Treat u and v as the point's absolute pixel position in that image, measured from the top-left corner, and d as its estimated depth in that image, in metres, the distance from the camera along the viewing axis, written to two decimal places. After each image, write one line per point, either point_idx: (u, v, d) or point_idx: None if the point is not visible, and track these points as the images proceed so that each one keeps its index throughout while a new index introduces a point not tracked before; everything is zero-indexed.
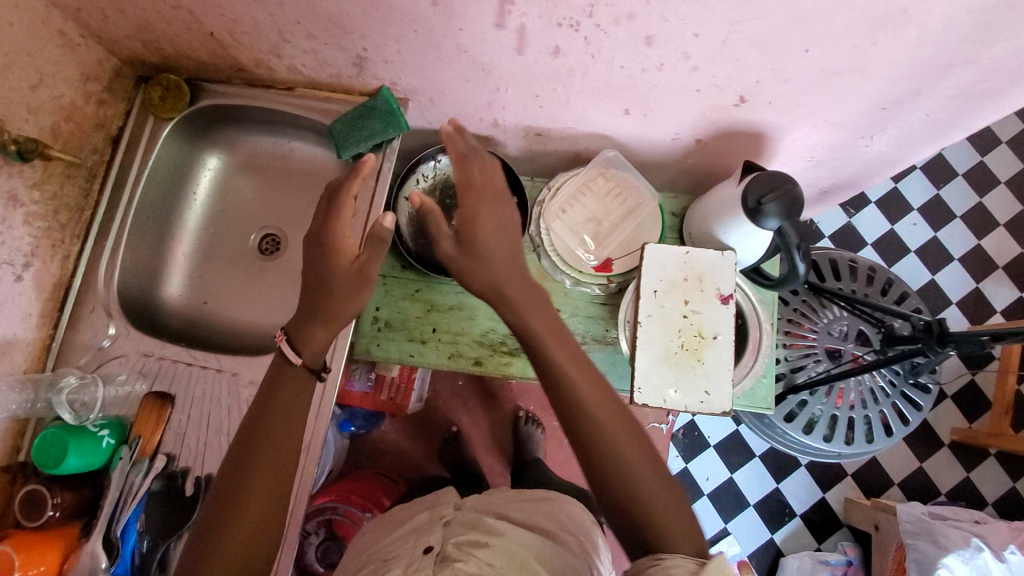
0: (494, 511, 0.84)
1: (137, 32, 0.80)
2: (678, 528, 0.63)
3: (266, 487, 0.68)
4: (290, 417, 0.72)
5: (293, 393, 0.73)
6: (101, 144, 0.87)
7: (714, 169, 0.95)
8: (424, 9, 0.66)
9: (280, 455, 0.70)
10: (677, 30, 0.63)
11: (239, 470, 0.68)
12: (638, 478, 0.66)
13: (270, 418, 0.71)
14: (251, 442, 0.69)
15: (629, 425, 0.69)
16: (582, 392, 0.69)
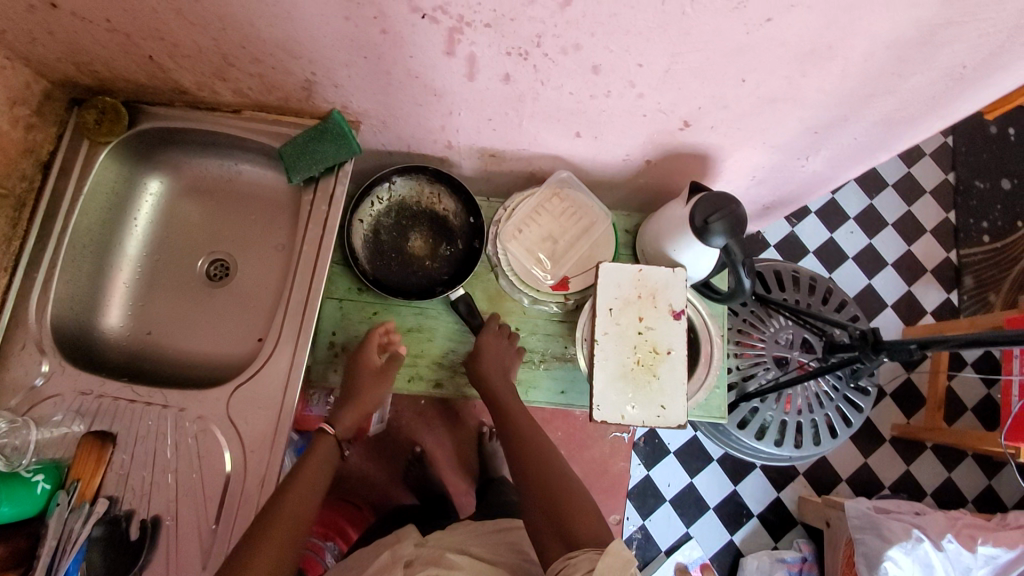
0: (456, 546, 0.87)
1: (68, 54, 0.77)
2: (588, 535, 0.75)
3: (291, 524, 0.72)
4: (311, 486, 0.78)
5: (317, 468, 0.81)
6: (30, 170, 0.83)
7: (664, 188, 0.98)
8: (373, 37, 0.66)
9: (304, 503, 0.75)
10: (622, 60, 0.66)
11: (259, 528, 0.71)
12: (563, 498, 0.81)
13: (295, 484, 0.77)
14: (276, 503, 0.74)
15: (554, 462, 0.87)
16: (521, 431, 0.89)
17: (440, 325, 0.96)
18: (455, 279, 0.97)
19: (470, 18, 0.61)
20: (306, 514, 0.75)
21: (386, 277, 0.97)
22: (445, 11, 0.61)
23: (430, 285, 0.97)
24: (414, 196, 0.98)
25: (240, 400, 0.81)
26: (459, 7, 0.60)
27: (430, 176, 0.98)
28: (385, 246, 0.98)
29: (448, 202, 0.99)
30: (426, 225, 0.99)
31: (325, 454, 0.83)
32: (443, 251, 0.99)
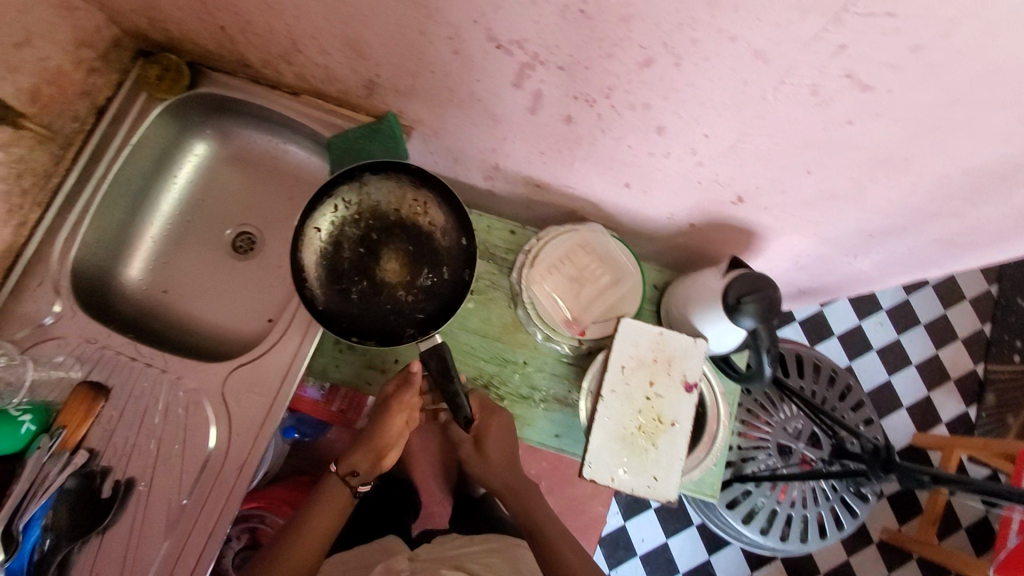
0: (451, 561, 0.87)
1: (144, 9, 0.77)
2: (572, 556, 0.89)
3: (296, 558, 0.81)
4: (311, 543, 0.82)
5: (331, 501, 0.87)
6: (84, 113, 0.83)
7: (702, 251, 0.95)
8: (444, 54, 0.65)
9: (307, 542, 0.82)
10: (689, 127, 0.63)
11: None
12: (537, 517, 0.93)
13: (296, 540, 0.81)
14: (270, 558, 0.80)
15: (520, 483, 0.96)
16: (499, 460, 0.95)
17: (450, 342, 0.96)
18: (430, 317, 0.87)
19: (546, 58, 0.60)
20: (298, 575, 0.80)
21: (342, 303, 0.88)
22: (522, 47, 0.59)
23: (400, 323, 0.87)
24: (392, 203, 0.90)
25: (237, 381, 0.80)
26: (538, 46, 0.58)
27: (413, 181, 0.88)
28: (347, 263, 0.89)
29: (433, 214, 0.89)
30: (402, 243, 0.90)
31: (340, 505, 0.87)
32: (421, 279, 0.89)
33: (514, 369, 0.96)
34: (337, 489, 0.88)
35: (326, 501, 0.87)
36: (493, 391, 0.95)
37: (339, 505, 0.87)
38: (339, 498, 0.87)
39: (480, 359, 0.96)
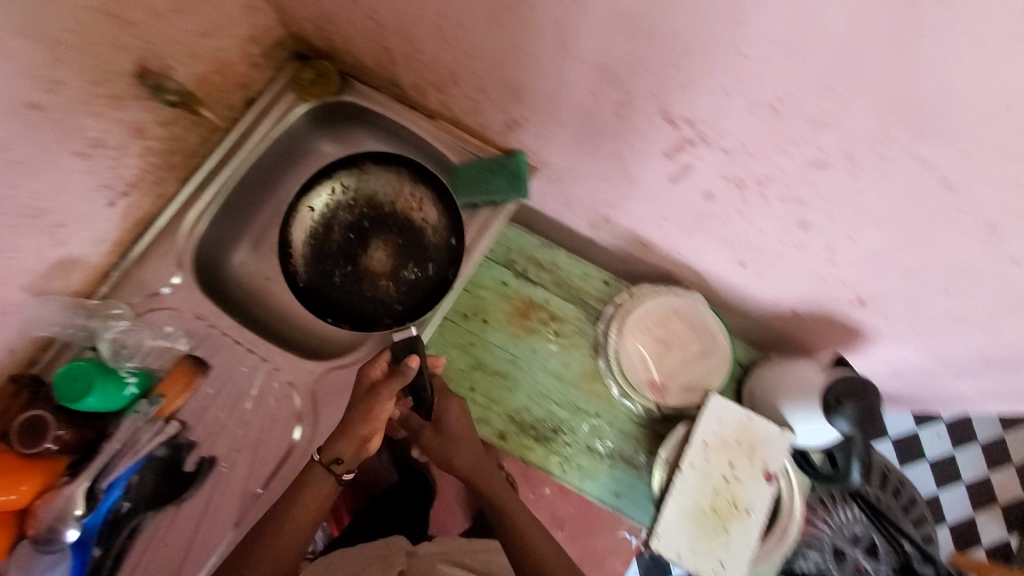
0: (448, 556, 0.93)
1: (318, 18, 0.81)
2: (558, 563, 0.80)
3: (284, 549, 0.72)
4: (301, 528, 0.73)
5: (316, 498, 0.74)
6: (237, 102, 0.88)
7: (795, 338, 0.94)
8: (605, 115, 0.67)
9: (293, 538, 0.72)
10: (836, 228, 0.64)
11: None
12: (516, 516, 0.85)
13: (281, 522, 0.72)
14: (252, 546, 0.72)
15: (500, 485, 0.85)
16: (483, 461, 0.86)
17: (526, 379, 0.97)
18: (407, 311, 0.85)
19: (712, 139, 0.61)
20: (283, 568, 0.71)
21: (322, 282, 0.88)
22: (691, 124, 0.61)
23: (377, 313, 0.86)
24: (387, 194, 0.89)
25: (328, 382, 0.82)
26: (709, 128, 0.59)
27: (413, 175, 0.88)
28: (333, 247, 0.89)
29: (428, 211, 0.88)
30: (391, 235, 0.89)
31: (317, 497, 0.73)
32: (405, 272, 0.87)
33: (586, 418, 0.95)
34: (319, 477, 0.74)
35: (303, 488, 0.74)
36: (561, 436, 0.95)
37: (319, 492, 0.74)
38: (320, 489, 0.74)
39: (553, 401, 0.96)
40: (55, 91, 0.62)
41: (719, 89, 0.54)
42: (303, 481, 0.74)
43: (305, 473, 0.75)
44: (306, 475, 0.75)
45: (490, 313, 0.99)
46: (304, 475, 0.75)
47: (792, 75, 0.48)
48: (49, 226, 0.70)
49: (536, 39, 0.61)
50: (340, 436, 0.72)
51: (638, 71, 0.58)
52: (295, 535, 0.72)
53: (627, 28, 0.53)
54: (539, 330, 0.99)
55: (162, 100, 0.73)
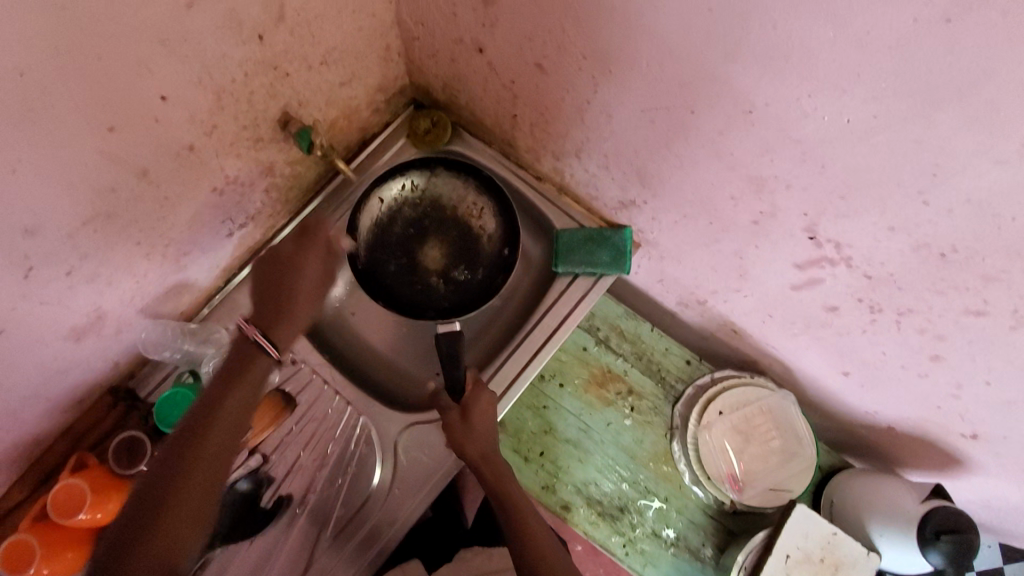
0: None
1: (449, 76, 0.82)
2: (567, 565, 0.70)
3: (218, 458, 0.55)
4: (229, 436, 0.57)
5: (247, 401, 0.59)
6: (353, 143, 0.90)
7: (885, 450, 0.90)
8: (739, 219, 0.66)
9: (222, 453, 0.56)
10: (972, 369, 0.61)
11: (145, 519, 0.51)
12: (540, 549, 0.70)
13: (205, 433, 0.56)
14: (173, 464, 0.53)
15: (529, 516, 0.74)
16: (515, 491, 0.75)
17: (596, 452, 0.95)
18: (454, 307, 0.88)
19: (857, 265, 0.59)
20: (218, 487, 0.55)
21: (379, 271, 0.88)
22: (837, 247, 0.59)
23: (424, 306, 0.88)
24: (451, 197, 0.90)
25: (409, 436, 0.82)
26: (858, 255, 0.57)
27: (482, 187, 0.89)
28: (394, 241, 0.89)
29: (487, 221, 0.89)
30: (448, 235, 0.90)
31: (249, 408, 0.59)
32: (456, 273, 0.88)
33: (655, 500, 0.93)
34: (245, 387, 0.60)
35: (226, 399, 0.58)
36: (628, 516, 0.93)
37: (245, 404, 0.59)
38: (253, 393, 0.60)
39: (623, 478, 0.94)
40: (210, 134, 0.64)
41: (884, 226, 0.52)
42: (228, 392, 0.59)
43: (238, 369, 0.61)
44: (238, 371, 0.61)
45: (566, 378, 0.98)
46: (230, 374, 0.61)
47: (978, 233, 0.46)
48: (174, 254, 0.72)
49: (686, 142, 0.61)
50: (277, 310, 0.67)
51: (794, 192, 0.56)
52: (221, 453, 0.56)
53: (798, 155, 0.52)
54: (616, 403, 0.97)
55: (303, 146, 0.74)
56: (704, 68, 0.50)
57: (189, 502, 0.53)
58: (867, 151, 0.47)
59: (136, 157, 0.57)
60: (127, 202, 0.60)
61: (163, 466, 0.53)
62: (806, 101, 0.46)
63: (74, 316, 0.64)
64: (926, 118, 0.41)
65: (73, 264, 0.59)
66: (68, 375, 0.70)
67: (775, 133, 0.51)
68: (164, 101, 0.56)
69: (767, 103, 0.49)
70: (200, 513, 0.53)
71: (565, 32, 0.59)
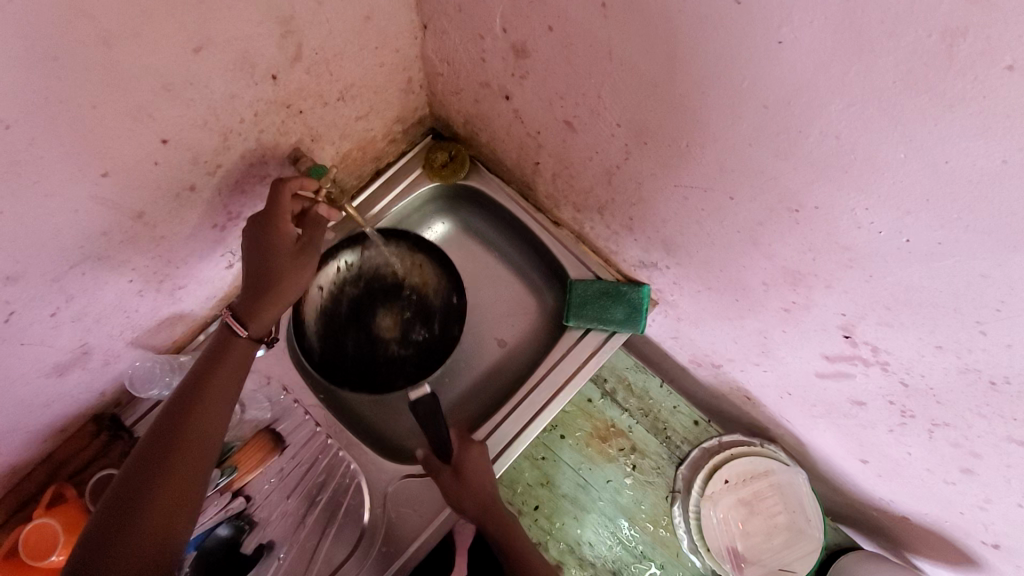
0: None
1: (471, 115, 0.78)
2: None
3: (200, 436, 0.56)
4: (211, 423, 0.57)
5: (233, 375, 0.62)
6: (366, 172, 0.86)
7: (895, 537, 0.86)
8: (769, 303, 0.62)
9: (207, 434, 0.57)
10: (1006, 490, 0.57)
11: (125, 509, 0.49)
12: None
13: (190, 426, 0.56)
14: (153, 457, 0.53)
15: None
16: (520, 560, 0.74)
17: (594, 510, 0.92)
18: (423, 370, 0.86)
19: (894, 370, 0.55)
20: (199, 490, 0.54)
21: (334, 357, 0.84)
22: (873, 350, 0.55)
23: (392, 377, 0.85)
24: (392, 262, 0.87)
25: (401, 491, 0.78)
26: (897, 363, 0.53)
27: (413, 245, 0.87)
28: (344, 321, 0.85)
29: (428, 273, 0.88)
30: (395, 299, 0.87)
31: (226, 399, 0.60)
32: (415, 333, 0.86)
33: (650, 566, 0.90)
34: (226, 377, 0.61)
35: (209, 391, 0.59)
36: None
37: (226, 394, 0.60)
38: (233, 379, 0.61)
39: (619, 540, 0.91)
40: (214, 173, 0.60)
41: (931, 343, 0.48)
42: (210, 378, 0.59)
43: (219, 352, 0.62)
44: (221, 355, 0.62)
45: (568, 429, 0.95)
46: (211, 360, 0.61)
47: None
48: (169, 288, 0.68)
49: (720, 223, 0.56)
50: (262, 296, 0.63)
51: (834, 292, 0.52)
52: (203, 432, 0.57)
53: (844, 260, 0.48)
54: (617, 459, 0.94)
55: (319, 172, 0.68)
56: (752, 160, 0.46)
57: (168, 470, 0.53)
58: (925, 274, 0.42)
59: (132, 200, 0.54)
60: (120, 243, 0.56)
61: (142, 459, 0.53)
62: (862, 213, 0.42)
63: (58, 354, 0.61)
64: (998, 258, 0.37)
65: (59, 305, 0.56)
66: (50, 409, 0.66)
67: (822, 238, 0.47)
68: (165, 144, 0.52)
69: (817, 207, 0.45)
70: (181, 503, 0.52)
71: (600, 97, 0.54)
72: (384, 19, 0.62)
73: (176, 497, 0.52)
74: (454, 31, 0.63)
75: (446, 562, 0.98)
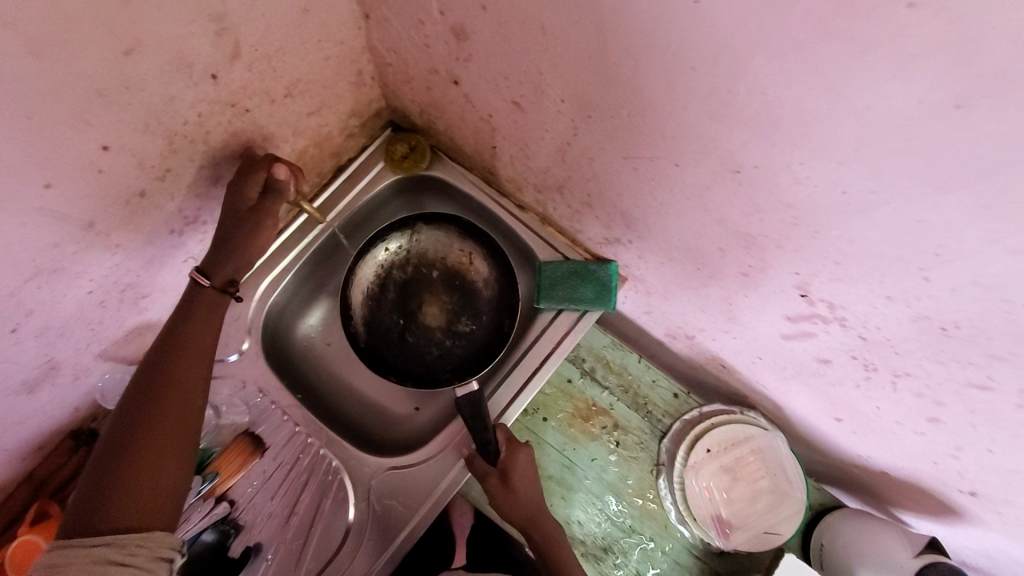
0: None
1: (425, 103, 0.78)
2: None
3: (176, 389, 0.58)
4: (190, 380, 0.60)
5: (205, 330, 0.64)
6: (327, 169, 0.85)
7: (879, 493, 0.87)
8: (727, 269, 0.62)
9: (185, 389, 0.59)
10: (971, 436, 0.58)
11: (111, 466, 0.52)
12: None
13: (166, 384, 0.58)
14: (134, 418, 0.55)
15: None
16: None
17: (581, 489, 0.93)
18: (464, 364, 0.83)
19: (851, 325, 0.55)
20: (187, 447, 0.57)
21: (381, 343, 0.85)
22: (829, 306, 0.55)
23: (437, 369, 0.84)
24: (441, 250, 0.85)
25: (383, 483, 0.79)
26: (853, 317, 0.54)
27: (463, 231, 0.84)
28: (391, 308, 0.85)
29: (480, 265, 0.85)
30: (445, 289, 0.86)
31: (197, 356, 0.62)
32: (461, 326, 0.85)
33: (640, 540, 0.91)
34: (199, 333, 0.63)
35: (184, 347, 0.61)
36: (612, 556, 0.90)
37: (199, 350, 0.62)
38: (204, 336, 0.63)
39: (608, 517, 0.92)
40: (164, 179, 0.60)
41: (881, 295, 0.49)
42: (179, 338, 0.61)
43: (189, 310, 0.64)
44: (189, 314, 0.64)
45: (550, 412, 0.95)
46: (182, 322, 0.63)
47: (985, 314, 0.42)
48: (133, 298, 0.68)
49: (672, 190, 0.56)
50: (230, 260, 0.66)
51: (784, 252, 0.52)
52: (181, 390, 0.59)
53: (789, 218, 0.48)
54: (601, 438, 0.94)
55: None
56: (690, 124, 0.46)
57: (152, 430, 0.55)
58: (865, 224, 0.43)
59: (81, 210, 0.53)
60: (75, 255, 0.56)
61: (124, 417, 0.56)
62: (798, 168, 0.42)
63: (24, 372, 0.61)
64: (931, 200, 0.37)
65: (17, 322, 0.55)
66: (22, 427, 0.66)
67: (765, 196, 0.47)
68: (106, 151, 0.52)
69: (755, 166, 0.45)
70: (162, 457, 0.55)
71: (541, 73, 0.54)
72: (323, 11, 0.62)
73: (160, 454, 0.54)
74: (396, 18, 0.63)
75: (448, 552, 0.98)
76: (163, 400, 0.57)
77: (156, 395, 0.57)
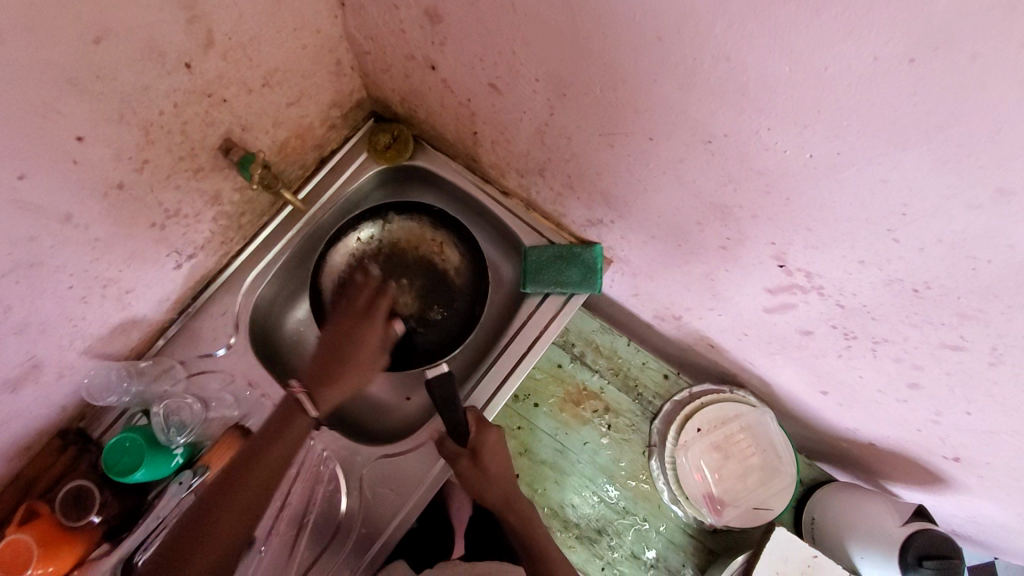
0: None
1: (405, 91, 0.78)
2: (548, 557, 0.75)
3: (261, 483, 0.69)
4: (268, 476, 0.70)
5: (291, 440, 0.73)
6: (310, 161, 0.85)
7: (867, 466, 0.87)
8: (707, 244, 0.63)
9: (265, 483, 0.70)
10: (951, 399, 0.59)
11: (181, 541, 0.63)
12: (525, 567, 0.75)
13: (249, 483, 0.69)
14: (217, 498, 0.67)
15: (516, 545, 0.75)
16: None
17: (574, 472, 0.93)
18: (436, 350, 0.85)
19: (829, 294, 0.56)
20: (250, 522, 0.67)
21: None
22: (807, 276, 0.56)
23: (410, 357, 0.84)
24: (412, 240, 0.87)
25: (375, 471, 0.79)
26: (830, 285, 0.55)
27: (434, 220, 0.87)
28: None
29: (451, 254, 0.87)
30: (416, 278, 0.87)
31: (272, 475, 0.71)
32: (432, 314, 0.86)
33: (634, 521, 0.92)
34: (281, 446, 0.72)
35: (273, 447, 0.71)
36: (606, 538, 0.91)
37: (283, 457, 0.72)
38: (291, 448, 0.73)
39: (601, 499, 0.92)
40: (141, 170, 0.60)
41: (854, 260, 0.49)
42: (275, 442, 0.72)
43: (280, 421, 0.73)
44: (285, 425, 0.73)
45: (541, 397, 0.96)
46: (278, 428, 0.73)
47: (952, 273, 0.43)
48: (116, 293, 0.68)
49: (648, 166, 0.57)
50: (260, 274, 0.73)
51: (759, 222, 0.53)
52: (256, 482, 0.69)
53: (762, 186, 0.48)
54: (592, 421, 0.95)
55: (245, 175, 0.69)
56: (661, 96, 0.47)
57: (225, 514, 0.66)
58: (834, 188, 0.43)
59: (57, 202, 0.53)
60: (54, 248, 0.56)
61: (209, 493, 0.68)
62: (766, 134, 0.43)
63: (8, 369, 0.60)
64: (892, 158, 0.38)
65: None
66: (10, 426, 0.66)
67: (737, 165, 0.48)
68: (81, 141, 0.52)
69: (726, 135, 0.46)
70: (225, 550, 0.64)
71: (514, 53, 0.55)
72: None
73: (226, 537, 0.65)
74: (370, 5, 0.63)
75: (449, 542, 0.96)
76: (245, 486, 0.68)
77: (242, 481, 0.69)
